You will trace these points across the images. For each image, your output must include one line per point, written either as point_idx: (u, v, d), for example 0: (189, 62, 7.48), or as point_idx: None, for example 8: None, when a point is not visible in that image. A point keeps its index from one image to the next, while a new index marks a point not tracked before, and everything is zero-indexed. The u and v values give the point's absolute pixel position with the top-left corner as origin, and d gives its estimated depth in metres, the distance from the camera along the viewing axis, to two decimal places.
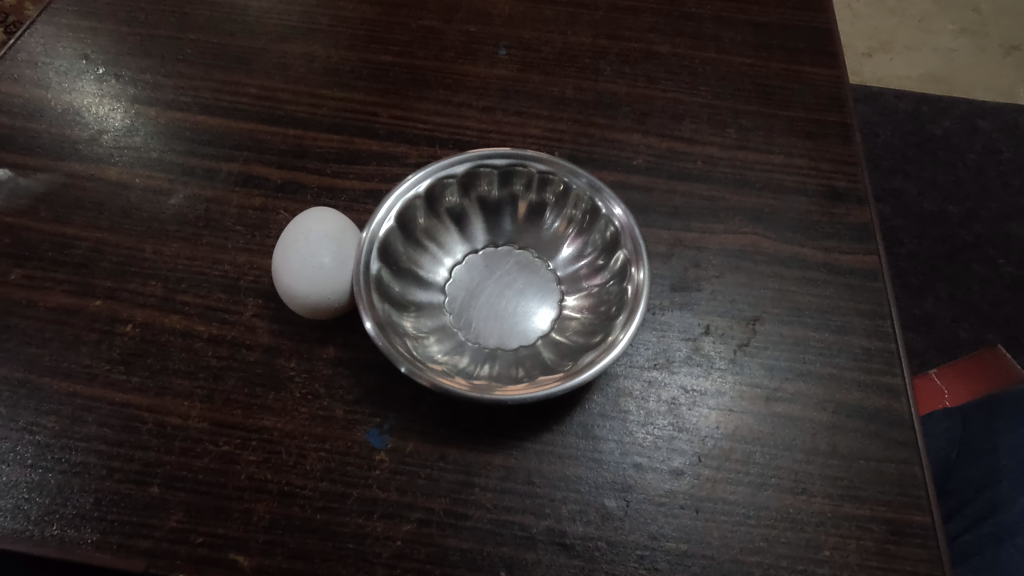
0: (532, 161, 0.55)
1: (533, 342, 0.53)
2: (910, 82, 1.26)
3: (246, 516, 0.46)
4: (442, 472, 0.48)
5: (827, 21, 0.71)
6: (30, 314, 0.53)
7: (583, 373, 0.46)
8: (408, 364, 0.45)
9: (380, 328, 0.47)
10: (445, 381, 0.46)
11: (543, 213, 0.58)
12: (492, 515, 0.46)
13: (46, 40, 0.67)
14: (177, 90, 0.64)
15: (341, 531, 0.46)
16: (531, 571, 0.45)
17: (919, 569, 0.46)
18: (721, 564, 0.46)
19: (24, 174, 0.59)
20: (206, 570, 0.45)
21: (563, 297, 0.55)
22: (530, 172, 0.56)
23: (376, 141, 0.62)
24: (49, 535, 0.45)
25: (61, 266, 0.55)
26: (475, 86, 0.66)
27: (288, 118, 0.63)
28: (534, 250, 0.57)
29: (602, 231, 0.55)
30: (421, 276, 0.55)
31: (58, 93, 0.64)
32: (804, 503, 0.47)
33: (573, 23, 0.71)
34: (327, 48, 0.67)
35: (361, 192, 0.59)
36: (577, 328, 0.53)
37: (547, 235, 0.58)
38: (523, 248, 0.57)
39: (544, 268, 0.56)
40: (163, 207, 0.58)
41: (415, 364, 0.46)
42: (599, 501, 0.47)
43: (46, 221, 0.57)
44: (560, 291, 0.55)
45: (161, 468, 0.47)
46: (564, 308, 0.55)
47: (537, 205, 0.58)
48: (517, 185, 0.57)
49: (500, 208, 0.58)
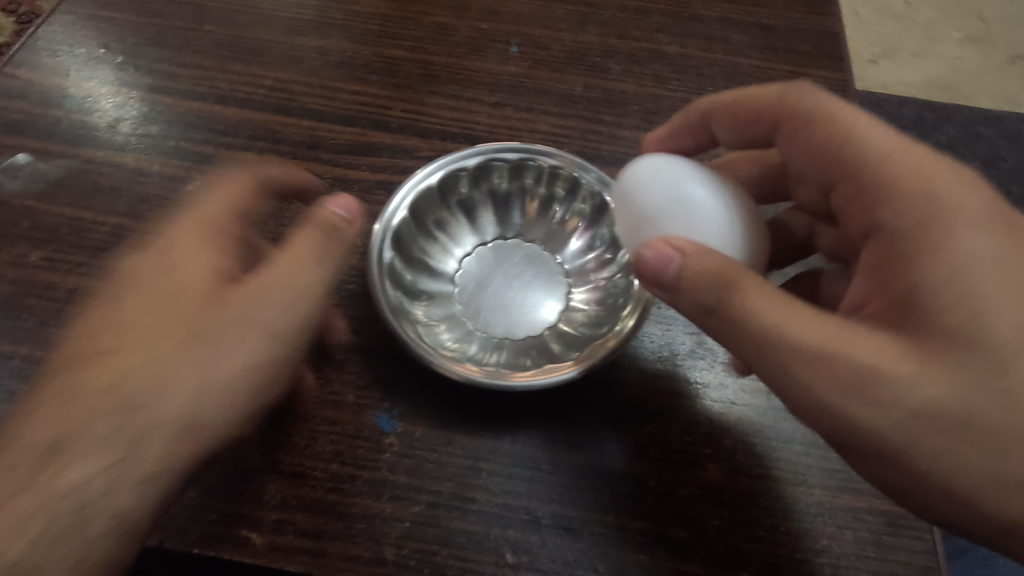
0: (542, 156, 0.56)
1: (541, 332, 0.54)
2: (914, 89, 1.19)
3: (258, 494, 0.47)
4: (450, 457, 0.49)
5: (833, 26, 0.73)
6: (48, 295, 0.54)
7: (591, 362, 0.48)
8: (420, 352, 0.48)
9: (392, 315, 0.49)
10: (460, 368, 0.48)
11: (552, 206, 0.59)
12: (497, 500, 0.48)
13: (64, 29, 0.68)
14: (193, 79, 0.66)
15: (351, 512, 0.47)
16: (536, 554, 0.46)
17: (912, 560, 0.47)
18: (721, 552, 0.47)
19: (42, 160, 0.61)
20: (220, 548, 0.45)
21: (570, 289, 0.57)
22: (540, 166, 0.57)
23: (388, 133, 0.64)
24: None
25: (78, 249, 0.56)
26: (485, 82, 0.67)
27: (302, 110, 0.64)
28: (542, 242, 0.59)
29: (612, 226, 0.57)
30: (431, 265, 0.56)
31: (76, 81, 0.65)
32: (802, 493, 0.49)
33: (582, 23, 0.72)
34: (340, 42, 0.69)
35: (373, 183, 0.61)
36: (583, 320, 0.55)
37: (555, 228, 0.59)
38: (531, 241, 0.59)
39: (552, 261, 0.58)
40: (179, 196, 0.60)
41: (426, 350, 0.48)
42: (603, 487, 0.48)
43: (64, 205, 0.59)
44: (567, 284, 0.57)
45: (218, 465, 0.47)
46: (570, 300, 0.56)
47: (546, 199, 0.59)
48: (527, 179, 0.58)
49: (510, 201, 0.59)
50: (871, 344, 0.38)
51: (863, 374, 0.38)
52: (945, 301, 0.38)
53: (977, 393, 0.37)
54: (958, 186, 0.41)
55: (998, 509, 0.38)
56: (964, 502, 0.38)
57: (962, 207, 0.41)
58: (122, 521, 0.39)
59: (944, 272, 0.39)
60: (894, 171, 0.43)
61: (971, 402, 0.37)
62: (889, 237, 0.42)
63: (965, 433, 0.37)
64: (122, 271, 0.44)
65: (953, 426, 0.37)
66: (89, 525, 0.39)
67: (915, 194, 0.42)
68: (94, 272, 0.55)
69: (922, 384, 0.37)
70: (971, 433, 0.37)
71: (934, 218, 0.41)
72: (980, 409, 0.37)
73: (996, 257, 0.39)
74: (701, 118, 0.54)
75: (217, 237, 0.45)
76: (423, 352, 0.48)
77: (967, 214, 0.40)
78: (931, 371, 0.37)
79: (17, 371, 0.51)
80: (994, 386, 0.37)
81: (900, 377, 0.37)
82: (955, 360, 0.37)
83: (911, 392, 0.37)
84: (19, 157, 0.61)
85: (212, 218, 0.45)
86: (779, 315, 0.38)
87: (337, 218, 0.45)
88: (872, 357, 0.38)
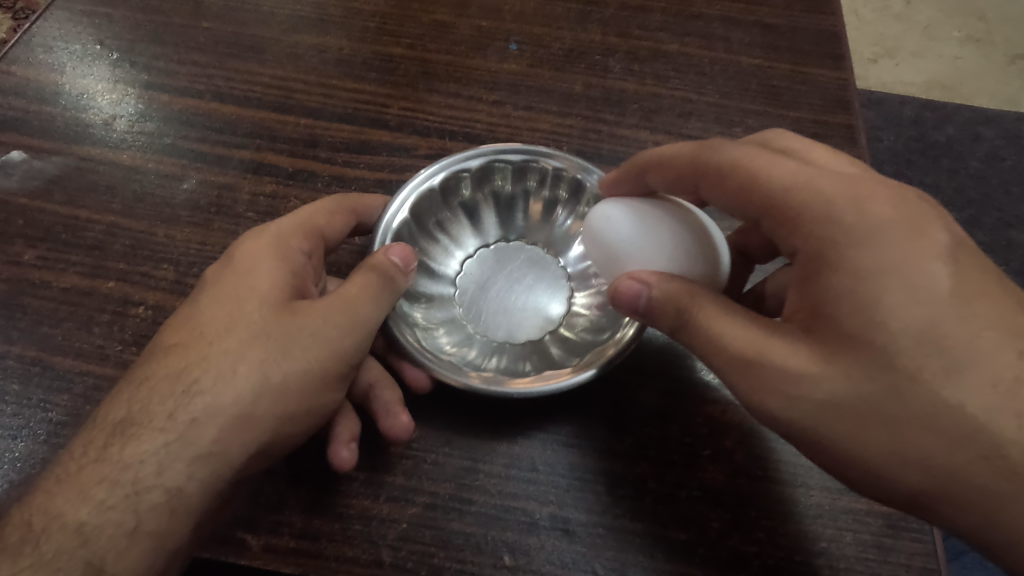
0: (546, 159, 0.56)
1: (542, 337, 0.53)
2: (914, 88, 1.19)
3: (255, 495, 0.46)
4: (448, 458, 0.48)
5: (835, 25, 0.72)
6: (43, 294, 0.54)
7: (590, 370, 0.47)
8: (420, 357, 0.47)
9: (391, 320, 0.48)
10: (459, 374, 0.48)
11: (555, 210, 0.59)
12: (495, 501, 0.47)
13: (60, 25, 0.68)
14: (191, 77, 0.65)
15: (348, 513, 0.46)
16: (534, 555, 0.46)
17: (913, 562, 0.47)
18: (721, 554, 0.47)
19: (38, 157, 0.60)
20: (214, 549, 0.45)
21: (572, 293, 0.56)
22: (543, 169, 0.56)
23: (386, 132, 0.63)
24: (16, 496, 0.46)
25: (74, 248, 0.56)
26: (484, 81, 0.67)
27: (299, 108, 0.64)
28: (545, 246, 0.58)
29: None
30: (432, 266, 0.56)
31: (72, 78, 0.65)
32: (802, 495, 0.48)
33: (583, 21, 0.72)
34: (339, 40, 0.68)
35: (372, 181, 0.60)
36: (584, 325, 0.55)
37: (559, 232, 0.59)
38: (533, 244, 0.58)
39: (554, 265, 0.57)
40: (175, 193, 0.59)
41: (427, 356, 0.48)
42: (602, 488, 0.48)
43: (59, 203, 0.58)
44: (570, 288, 0.56)
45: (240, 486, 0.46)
46: (572, 305, 0.56)
47: (549, 202, 0.59)
48: (530, 181, 0.58)
49: (513, 204, 0.59)
50: (780, 345, 0.39)
51: (770, 375, 0.39)
52: (851, 304, 0.38)
53: (883, 389, 0.37)
54: (867, 192, 0.40)
55: (915, 495, 0.38)
56: (880, 487, 0.38)
57: (871, 213, 0.39)
58: (170, 499, 0.39)
59: (851, 277, 0.38)
60: (796, 194, 0.41)
61: (877, 398, 0.37)
62: (802, 252, 0.41)
63: (875, 426, 0.37)
64: (202, 281, 0.45)
65: (862, 420, 0.37)
66: (142, 500, 0.39)
67: (818, 211, 0.40)
68: (89, 271, 0.55)
69: (828, 383, 0.38)
70: (881, 426, 0.37)
71: (841, 228, 0.39)
72: (888, 404, 0.37)
73: (911, 255, 0.38)
74: (634, 169, 0.49)
75: (286, 252, 0.46)
76: (422, 357, 0.47)
77: (879, 216, 0.39)
78: (835, 368, 0.37)
79: (11, 370, 0.51)
80: (902, 382, 0.36)
81: (806, 377, 0.38)
82: (860, 360, 0.37)
83: (816, 391, 0.38)
84: (15, 155, 0.60)
85: (282, 233, 0.47)
86: (707, 325, 0.41)
87: (393, 266, 0.46)
88: (781, 359, 0.39)
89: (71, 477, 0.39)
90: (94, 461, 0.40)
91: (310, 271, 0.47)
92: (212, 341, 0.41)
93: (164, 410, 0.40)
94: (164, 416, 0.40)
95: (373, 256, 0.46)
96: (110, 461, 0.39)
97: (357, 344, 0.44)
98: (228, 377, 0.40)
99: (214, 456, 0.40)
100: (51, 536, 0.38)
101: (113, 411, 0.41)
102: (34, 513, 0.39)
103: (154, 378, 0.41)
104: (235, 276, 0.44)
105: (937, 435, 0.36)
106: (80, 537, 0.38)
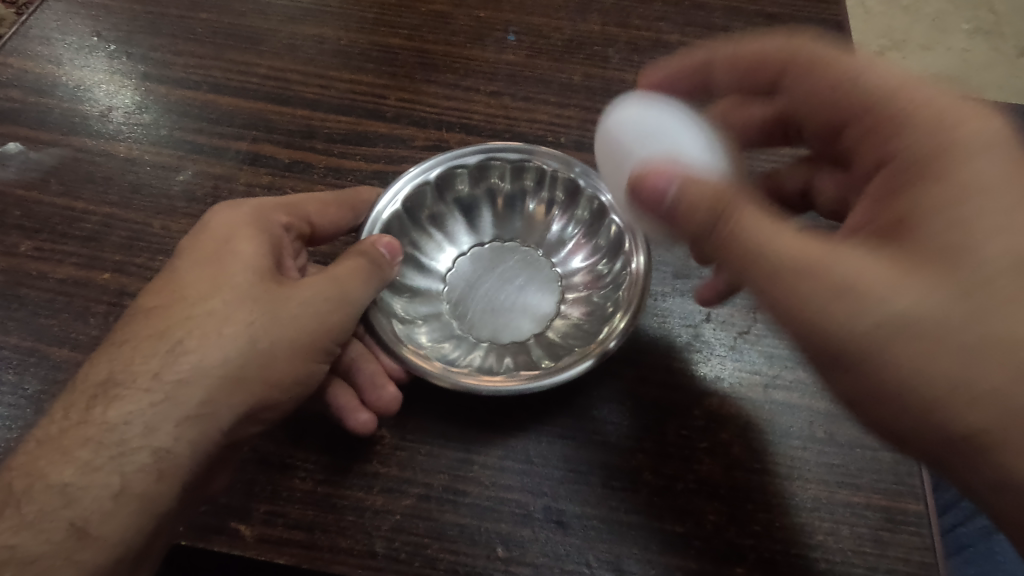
0: (543, 159, 0.55)
1: (527, 338, 0.53)
2: None
3: (248, 486, 0.46)
4: (442, 450, 0.48)
5: (839, 14, 0.71)
6: (40, 284, 0.54)
7: (567, 372, 0.47)
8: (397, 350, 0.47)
9: (367, 311, 0.48)
10: (436, 369, 0.47)
11: (553, 213, 0.58)
12: (490, 492, 0.47)
13: (58, 17, 0.67)
14: (188, 68, 0.65)
15: (342, 504, 0.46)
16: (527, 547, 0.46)
17: (912, 557, 0.46)
18: (716, 548, 0.46)
19: (34, 149, 0.60)
20: (208, 538, 0.45)
21: (561, 295, 0.55)
22: (540, 168, 0.56)
23: (383, 123, 0.63)
24: None
25: (70, 238, 0.56)
26: (483, 72, 0.66)
27: (297, 99, 0.64)
28: (540, 248, 0.58)
29: (608, 234, 0.55)
30: (422, 261, 0.56)
31: (70, 69, 0.65)
32: (800, 488, 0.48)
33: (583, 11, 0.71)
34: (337, 31, 0.68)
35: (368, 172, 0.60)
36: (568, 329, 0.54)
37: (555, 237, 0.58)
38: (528, 246, 0.58)
39: (546, 267, 0.56)
40: (171, 183, 0.59)
41: (405, 350, 0.48)
42: (597, 479, 0.48)
43: (56, 194, 0.58)
44: (560, 291, 0.56)
45: (233, 474, 0.46)
46: (560, 306, 0.55)
47: (547, 204, 0.58)
48: (528, 181, 0.57)
49: (511, 203, 0.58)
50: (853, 259, 0.37)
51: (837, 283, 0.36)
52: (938, 219, 0.37)
53: (968, 311, 0.35)
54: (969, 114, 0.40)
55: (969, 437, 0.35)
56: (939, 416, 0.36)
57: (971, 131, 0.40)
58: (157, 461, 0.39)
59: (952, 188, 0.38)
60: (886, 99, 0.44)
61: (953, 317, 0.35)
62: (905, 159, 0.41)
63: (943, 348, 0.35)
64: (177, 249, 0.45)
65: (928, 339, 0.35)
66: (129, 461, 0.39)
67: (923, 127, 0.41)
68: (86, 261, 0.55)
69: (902, 294, 0.35)
70: (953, 349, 0.35)
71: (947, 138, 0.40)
72: (962, 325, 0.35)
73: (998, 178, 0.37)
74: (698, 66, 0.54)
75: (267, 225, 0.46)
76: (400, 350, 0.47)
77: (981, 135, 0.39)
78: (914, 281, 0.36)
79: (8, 360, 0.51)
80: (983, 303, 0.35)
81: (879, 287, 0.36)
82: (940, 274, 0.35)
83: (887, 305, 0.35)
84: (12, 146, 0.60)
85: (264, 207, 0.47)
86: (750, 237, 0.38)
87: (380, 253, 0.47)
88: (853, 268, 0.36)
89: (56, 439, 0.39)
90: (79, 431, 0.39)
91: (288, 245, 0.47)
92: (194, 302, 0.41)
93: (148, 369, 0.40)
94: (149, 375, 0.40)
95: (361, 243, 0.47)
96: (94, 423, 0.39)
97: (343, 319, 0.45)
98: (215, 338, 0.40)
99: (202, 419, 0.40)
100: (37, 498, 0.38)
101: (96, 373, 0.41)
102: (20, 476, 0.39)
103: (136, 338, 0.41)
104: (214, 244, 0.44)
105: (1005, 360, 0.34)
106: (65, 498, 0.38)
